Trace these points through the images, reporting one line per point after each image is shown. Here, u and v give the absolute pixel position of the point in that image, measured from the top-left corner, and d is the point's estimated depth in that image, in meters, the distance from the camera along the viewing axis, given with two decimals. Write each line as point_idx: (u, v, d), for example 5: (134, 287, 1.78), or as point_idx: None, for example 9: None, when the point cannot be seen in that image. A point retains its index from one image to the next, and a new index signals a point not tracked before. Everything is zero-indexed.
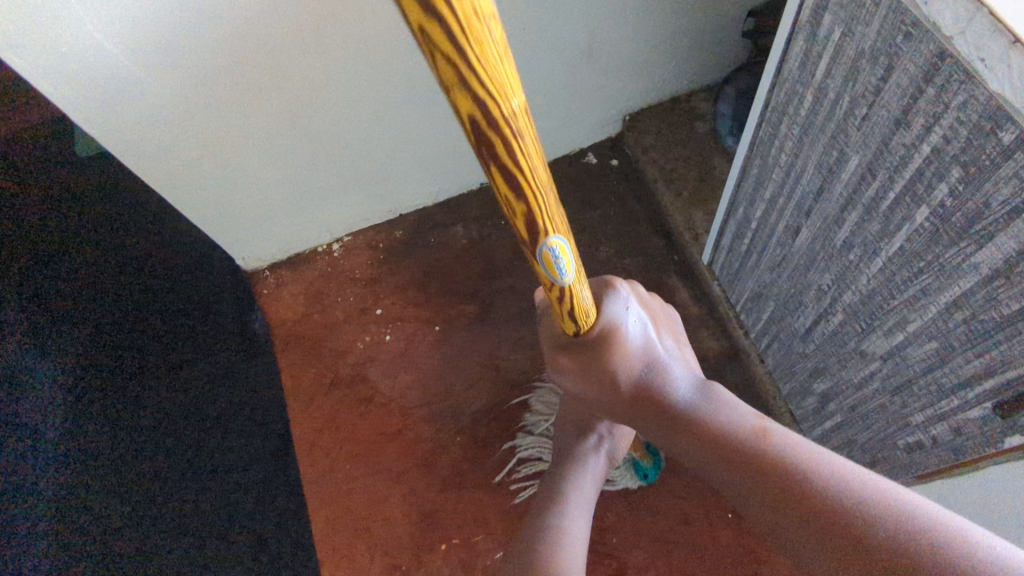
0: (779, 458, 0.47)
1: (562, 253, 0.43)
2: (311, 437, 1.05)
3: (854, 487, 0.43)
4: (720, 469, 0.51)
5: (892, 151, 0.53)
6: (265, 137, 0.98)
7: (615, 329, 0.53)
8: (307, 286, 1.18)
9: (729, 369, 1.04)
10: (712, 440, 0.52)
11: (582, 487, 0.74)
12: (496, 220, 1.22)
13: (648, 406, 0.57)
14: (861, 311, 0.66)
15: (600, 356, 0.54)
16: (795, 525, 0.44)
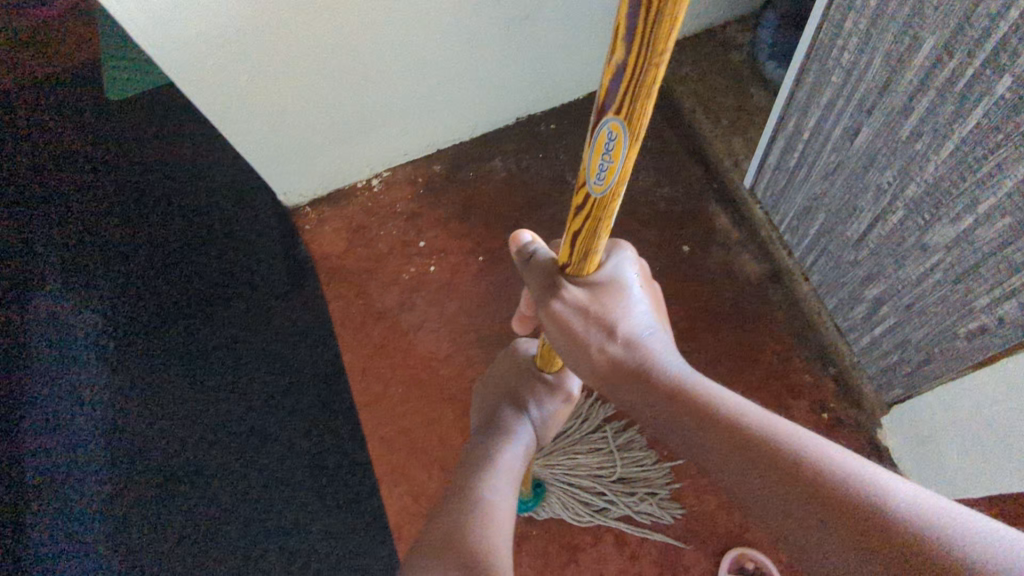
0: (768, 435, 0.45)
1: (608, 171, 0.47)
2: (362, 364, 1.07)
3: (842, 463, 0.41)
4: (705, 443, 0.48)
5: (974, 25, 0.55)
6: (312, 65, 0.97)
7: (605, 284, 0.57)
8: (350, 221, 1.19)
9: (772, 289, 1.06)
10: (698, 412, 0.50)
11: (510, 460, 0.78)
12: (534, 154, 1.23)
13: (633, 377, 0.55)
14: (925, 203, 0.68)
15: (588, 314, 0.57)
16: (784, 500, 0.42)
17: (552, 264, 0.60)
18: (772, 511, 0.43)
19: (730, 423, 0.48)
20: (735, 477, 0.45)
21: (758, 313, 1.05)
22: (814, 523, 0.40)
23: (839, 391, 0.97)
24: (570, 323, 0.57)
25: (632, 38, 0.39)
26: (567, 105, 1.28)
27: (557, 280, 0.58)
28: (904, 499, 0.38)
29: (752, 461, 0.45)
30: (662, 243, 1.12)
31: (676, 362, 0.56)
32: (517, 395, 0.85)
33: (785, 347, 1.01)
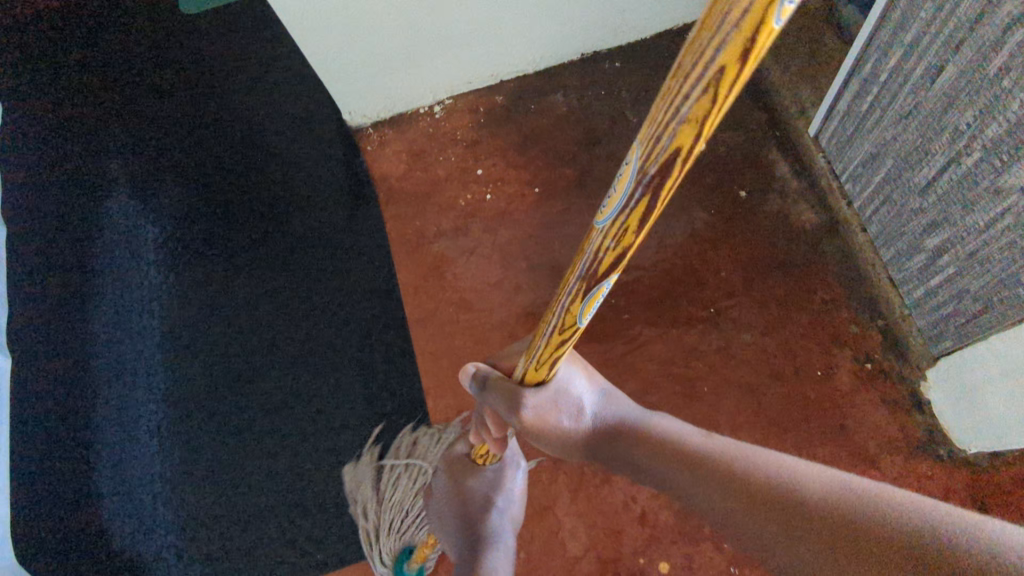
0: (742, 465, 0.46)
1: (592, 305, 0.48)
2: (415, 282, 1.11)
3: (816, 481, 0.43)
4: (690, 489, 0.48)
5: None
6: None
7: (559, 382, 0.57)
8: (410, 144, 1.21)
9: (826, 240, 1.06)
10: (671, 461, 0.50)
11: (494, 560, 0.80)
12: (596, 92, 1.23)
13: (603, 438, 0.56)
14: (1005, 144, 0.67)
15: (549, 406, 0.56)
16: (776, 529, 0.42)
17: (507, 385, 0.59)
18: (769, 549, 0.43)
19: (703, 459, 0.48)
20: (728, 521, 0.45)
21: (810, 262, 1.05)
22: (813, 546, 0.40)
23: (886, 343, 0.98)
24: (539, 417, 0.56)
25: (629, 224, 0.39)
26: (634, 45, 1.26)
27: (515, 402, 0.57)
28: (881, 507, 0.39)
29: (736, 498, 0.45)
30: (719, 187, 1.12)
31: (636, 412, 0.57)
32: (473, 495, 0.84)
33: (835, 297, 1.02)
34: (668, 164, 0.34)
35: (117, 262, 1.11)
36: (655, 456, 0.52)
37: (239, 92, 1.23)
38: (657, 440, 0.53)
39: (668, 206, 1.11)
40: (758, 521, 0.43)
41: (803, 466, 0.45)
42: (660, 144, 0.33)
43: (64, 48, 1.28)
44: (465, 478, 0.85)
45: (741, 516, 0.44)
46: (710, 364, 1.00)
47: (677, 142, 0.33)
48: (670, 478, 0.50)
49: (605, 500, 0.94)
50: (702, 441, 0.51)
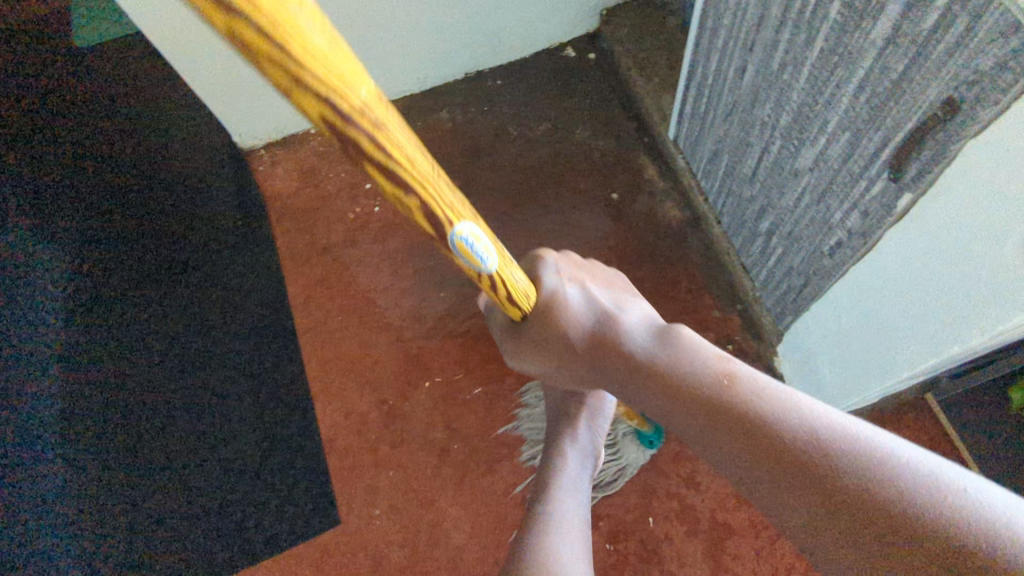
0: (737, 399, 0.43)
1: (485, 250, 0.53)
2: (305, 293, 1.14)
3: (814, 429, 0.39)
4: (684, 417, 0.46)
5: None
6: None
7: (556, 299, 0.57)
8: (301, 163, 1.26)
9: (690, 235, 1.14)
10: (670, 389, 0.48)
11: (573, 468, 0.79)
12: (479, 107, 1.30)
13: (608, 356, 0.55)
14: (792, 130, 0.76)
15: (547, 322, 0.58)
16: (759, 471, 0.40)
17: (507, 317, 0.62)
18: (751, 488, 0.41)
19: (699, 387, 0.46)
20: (718, 451, 0.43)
21: (676, 255, 1.12)
22: (780, 486, 0.38)
23: (743, 325, 1.05)
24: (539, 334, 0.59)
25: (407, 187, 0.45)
26: (513, 62, 1.34)
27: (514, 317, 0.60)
28: (874, 460, 0.35)
29: (727, 435, 0.43)
30: (593, 191, 1.20)
31: (642, 326, 0.55)
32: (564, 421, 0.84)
33: (696, 285, 1.09)
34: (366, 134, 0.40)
35: None
36: (657, 378, 0.50)
37: None
38: (654, 364, 0.50)
39: (547, 210, 1.18)
40: (723, 440, 0.43)
41: (806, 409, 0.40)
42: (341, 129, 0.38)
43: None
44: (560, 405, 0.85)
45: (729, 451, 0.42)
46: None
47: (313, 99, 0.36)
48: (668, 402, 0.48)
49: (486, 488, 0.98)
50: (703, 366, 0.47)
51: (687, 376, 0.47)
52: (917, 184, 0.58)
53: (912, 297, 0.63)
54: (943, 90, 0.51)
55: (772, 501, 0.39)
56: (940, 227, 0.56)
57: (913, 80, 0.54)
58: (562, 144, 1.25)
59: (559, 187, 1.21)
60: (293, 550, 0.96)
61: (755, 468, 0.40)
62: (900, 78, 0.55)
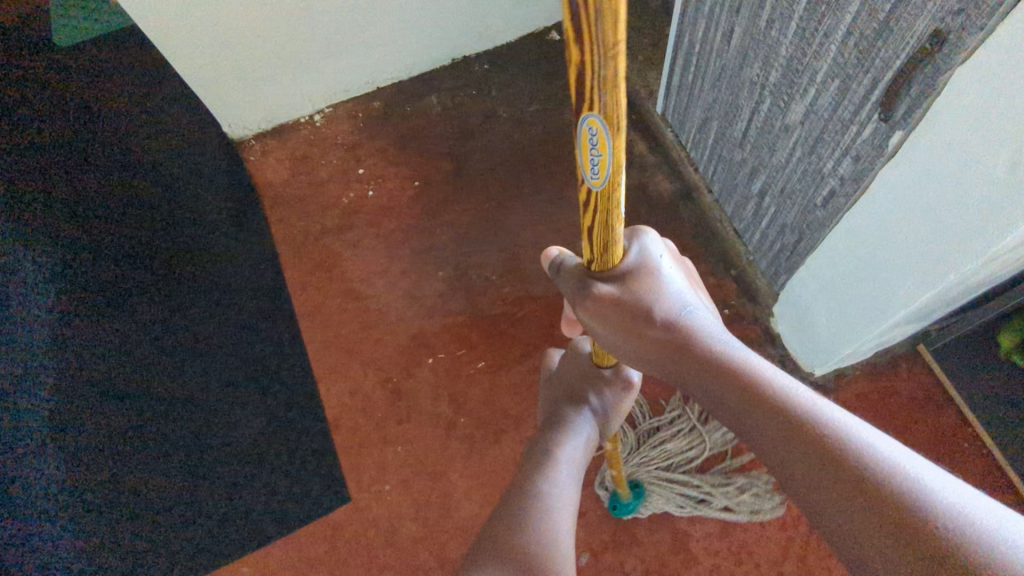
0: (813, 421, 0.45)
1: (598, 155, 0.43)
2: (302, 278, 1.14)
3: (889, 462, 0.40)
4: (755, 425, 0.48)
5: None
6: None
7: (638, 274, 0.57)
8: (292, 152, 1.26)
9: (683, 205, 1.16)
10: (747, 398, 0.49)
11: (570, 451, 0.74)
12: (468, 92, 1.31)
13: (681, 354, 0.56)
14: (781, 86, 0.78)
15: (629, 297, 0.57)
16: (823, 485, 0.42)
17: (579, 271, 0.59)
18: (809, 499, 0.43)
19: (780, 407, 0.47)
20: (783, 462, 0.45)
21: (669, 226, 1.14)
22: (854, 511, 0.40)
23: (739, 289, 1.07)
24: (615, 307, 0.57)
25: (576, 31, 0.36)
26: (499, 47, 1.35)
27: (588, 279, 0.58)
28: (943, 499, 0.37)
29: (797, 449, 0.44)
30: None
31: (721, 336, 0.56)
32: (575, 396, 0.78)
33: (691, 253, 1.11)
34: None
35: None
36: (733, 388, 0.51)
37: None
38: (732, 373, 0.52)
39: (540, 188, 1.19)
40: (797, 460, 0.44)
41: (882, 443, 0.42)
42: None
43: None
44: (577, 379, 0.79)
45: (795, 463, 0.44)
46: None
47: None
48: (738, 412, 0.50)
49: (495, 460, 0.99)
50: (780, 388, 0.49)
51: (766, 392, 0.49)
52: (907, 119, 0.61)
53: (907, 231, 0.66)
54: (930, 23, 0.54)
55: (844, 524, 0.40)
56: (927, 159, 0.60)
57: (899, 18, 0.57)
58: (552, 123, 1.26)
59: (551, 165, 1.22)
60: (302, 530, 0.96)
61: (828, 491, 0.41)
62: (887, 18, 0.58)
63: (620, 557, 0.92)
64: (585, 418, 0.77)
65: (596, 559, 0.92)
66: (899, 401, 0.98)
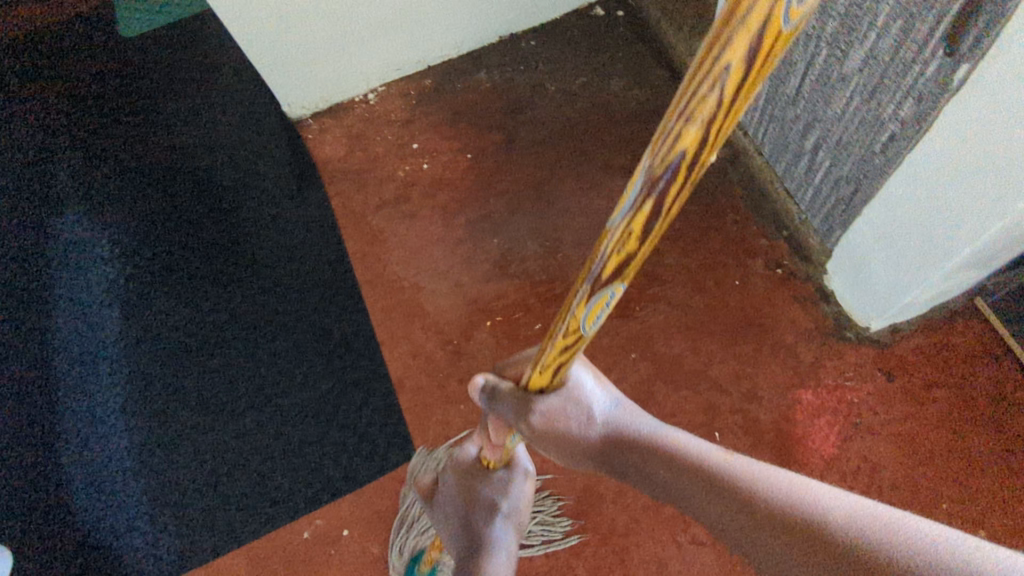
0: (738, 477, 0.46)
1: (593, 317, 0.49)
2: (363, 248, 1.18)
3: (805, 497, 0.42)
4: (695, 496, 0.48)
5: None
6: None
7: (575, 392, 0.61)
8: (349, 129, 1.30)
9: (732, 170, 1.17)
10: (683, 474, 0.50)
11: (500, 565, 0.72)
12: (516, 67, 1.33)
13: (623, 451, 0.58)
14: (840, 36, 0.80)
15: (559, 413, 0.60)
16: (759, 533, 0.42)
17: (514, 392, 0.63)
18: (752, 548, 0.43)
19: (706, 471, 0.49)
20: (718, 524, 0.46)
21: (719, 191, 1.16)
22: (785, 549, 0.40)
23: (791, 249, 1.09)
24: (555, 424, 0.60)
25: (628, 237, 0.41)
26: (545, 24, 1.38)
27: (525, 399, 0.61)
28: (855, 521, 0.37)
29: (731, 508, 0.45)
30: (634, 139, 1.23)
31: (649, 423, 0.58)
32: (479, 510, 0.77)
33: (742, 217, 1.13)
34: (679, 175, 0.36)
35: (70, 245, 1.18)
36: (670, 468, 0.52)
37: (181, 93, 1.31)
38: (668, 453, 0.53)
39: (589, 157, 1.22)
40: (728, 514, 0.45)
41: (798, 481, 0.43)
42: (673, 148, 0.35)
43: (34, 62, 1.37)
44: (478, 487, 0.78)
45: (729, 517, 0.45)
46: (639, 288, 1.09)
47: (682, 145, 0.34)
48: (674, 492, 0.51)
49: None
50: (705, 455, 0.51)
51: (698, 463, 0.50)
52: (974, 53, 0.62)
53: (971, 169, 0.67)
54: None
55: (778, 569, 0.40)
56: (998, 92, 0.61)
57: None
58: (599, 94, 1.29)
59: (600, 135, 1.24)
60: (373, 481, 1.00)
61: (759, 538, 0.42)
62: None
63: (682, 509, 0.94)
64: (500, 525, 0.76)
65: (658, 508, 0.94)
66: (958, 353, 0.98)
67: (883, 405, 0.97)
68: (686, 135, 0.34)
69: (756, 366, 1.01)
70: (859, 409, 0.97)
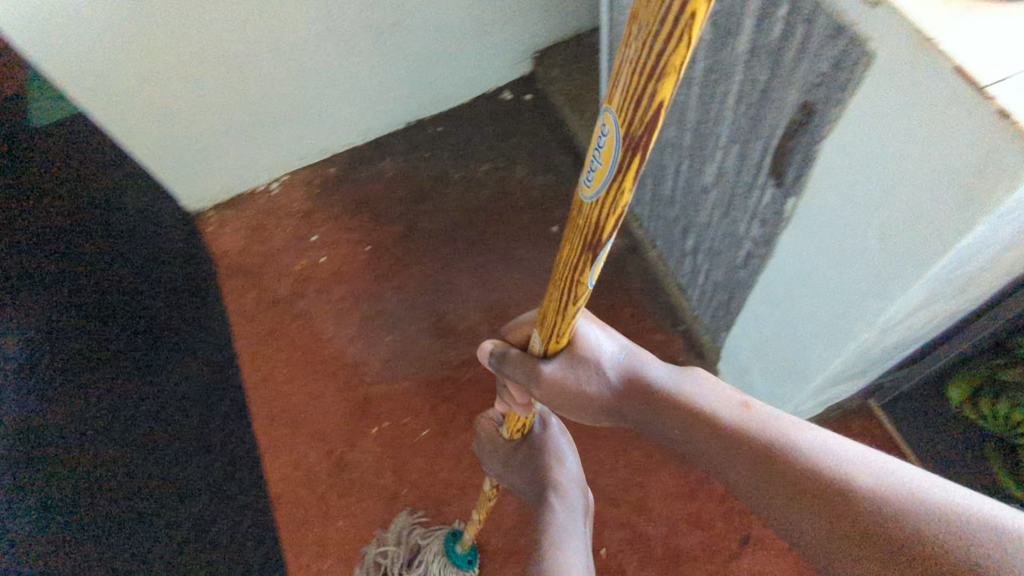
0: (753, 429, 0.46)
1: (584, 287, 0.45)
2: (253, 348, 1.15)
3: (844, 466, 0.40)
4: (712, 450, 0.47)
5: None
6: (188, 59, 1.03)
7: (582, 348, 0.55)
8: (249, 222, 1.28)
9: (630, 260, 1.15)
10: (702, 427, 0.49)
11: (566, 517, 0.67)
12: (421, 155, 1.32)
13: (644, 408, 0.54)
14: (694, 149, 0.78)
15: (567, 372, 0.55)
16: (792, 506, 0.41)
17: (523, 359, 0.58)
18: (768, 504, 0.43)
19: (723, 426, 0.47)
20: (735, 479, 0.45)
21: (616, 284, 1.13)
22: (804, 513, 0.40)
23: (686, 345, 1.06)
24: (562, 381, 0.56)
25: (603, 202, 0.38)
26: (453, 109, 1.37)
27: (533, 366, 0.56)
28: (881, 481, 0.38)
29: (762, 478, 0.43)
30: (533, 228, 1.21)
31: (664, 370, 0.54)
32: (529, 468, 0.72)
33: (640, 310, 1.10)
34: (646, 128, 0.32)
35: None
36: (690, 428, 0.50)
37: None
38: (684, 404, 0.51)
39: (490, 249, 1.20)
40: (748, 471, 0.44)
41: (835, 445, 0.42)
42: (638, 96, 0.31)
43: None
44: (519, 455, 0.73)
45: (749, 473, 0.44)
46: None
47: (660, 95, 0.30)
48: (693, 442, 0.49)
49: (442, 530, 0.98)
50: (727, 414, 0.48)
51: (722, 425, 0.47)
52: (796, 188, 0.59)
53: (809, 300, 0.65)
54: (800, 93, 0.52)
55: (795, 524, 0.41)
56: (818, 233, 0.58)
57: (775, 89, 0.56)
58: (502, 181, 1.27)
59: (501, 225, 1.22)
60: None
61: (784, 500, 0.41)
62: (765, 88, 0.57)
63: None
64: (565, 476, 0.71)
65: None
66: None
67: None
68: (663, 81, 0.30)
69: (647, 475, 0.98)
70: (750, 521, 0.94)
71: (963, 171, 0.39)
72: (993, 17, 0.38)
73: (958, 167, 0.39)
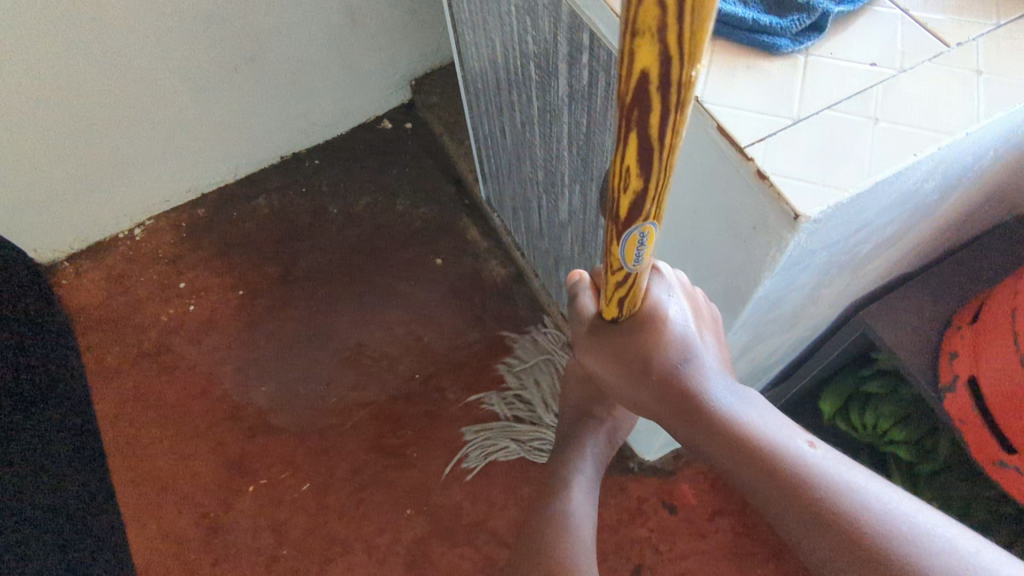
0: (831, 486, 0.38)
1: (642, 256, 0.35)
2: (115, 409, 1.06)
3: (925, 542, 0.36)
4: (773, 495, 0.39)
5: (508, 34, 0.63)
6: (10, 102, 0.94)
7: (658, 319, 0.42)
8: (110, 271, 1.19)
9: (516, 291, 1.14)
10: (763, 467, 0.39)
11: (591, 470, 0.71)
12: (298, 191, 1.26)
13: (674, 416, 0.43)
14: (548, 186, 0.76)
15: (632, 344, 0.43)
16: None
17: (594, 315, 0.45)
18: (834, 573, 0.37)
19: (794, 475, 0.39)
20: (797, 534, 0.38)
21: (503, 315, 1.11)
22: None
23: None
24: (619, 350, 0.43)
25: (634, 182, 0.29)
26: (331, 141, 1.32)
27: (601, 326, 0.44)
28: None
29: (838, 547, 0.37)
30: (417, 262, 1.18)
31: (725, 381, 0.43)
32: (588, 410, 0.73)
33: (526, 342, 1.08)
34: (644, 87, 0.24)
35: None
36: (744, 464, 0.40)
37: None
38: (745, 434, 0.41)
39: (372, 287, 1.15)
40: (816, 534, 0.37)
41: (914, 514, 0.37)
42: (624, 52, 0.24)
43: None
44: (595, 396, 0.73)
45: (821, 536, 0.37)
46: (418, 431, 1.02)
47: (639, 65, 0.23)
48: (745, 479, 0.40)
49: None
50: (797, 454, 0.40)
51: (792, 469, 0.39)
52: None
53: None
54: (614, 141, 0.52)
55: None
56: None
57: (598, 136, 0.54)
58: (383, 215, 1.23)
59: (384, 260, 1.18)
60: None
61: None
62: (590, 134, 0.56)
63: None
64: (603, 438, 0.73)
65: None
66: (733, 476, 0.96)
67: (665, 542, 0.94)
68: (642, 46, 0.23)
69: None
70: (641, 548, 0.94)
71: (746, 231, 0.38)
72: (770, 82, 0.37)
73: (740, 226, 0.38)
